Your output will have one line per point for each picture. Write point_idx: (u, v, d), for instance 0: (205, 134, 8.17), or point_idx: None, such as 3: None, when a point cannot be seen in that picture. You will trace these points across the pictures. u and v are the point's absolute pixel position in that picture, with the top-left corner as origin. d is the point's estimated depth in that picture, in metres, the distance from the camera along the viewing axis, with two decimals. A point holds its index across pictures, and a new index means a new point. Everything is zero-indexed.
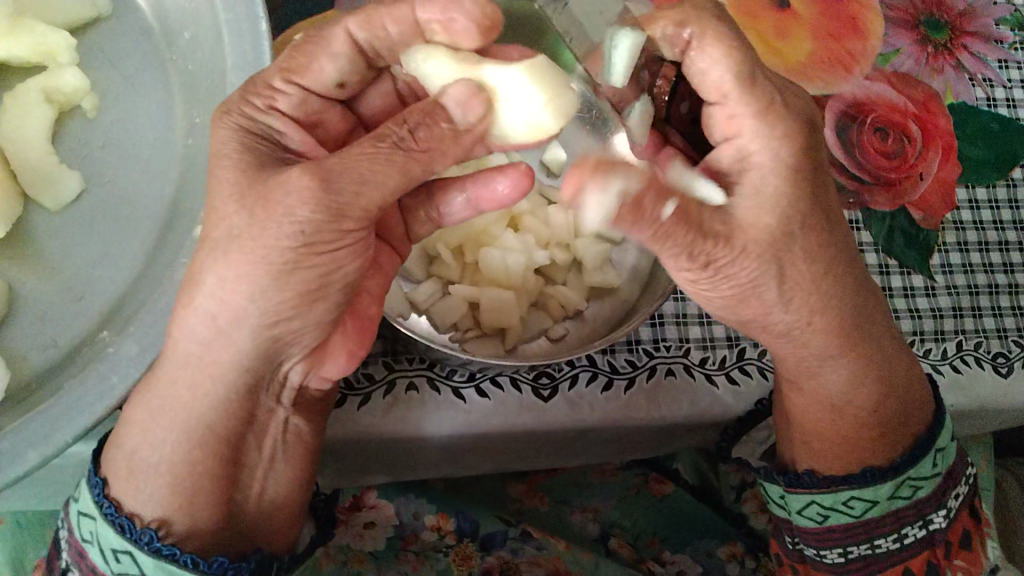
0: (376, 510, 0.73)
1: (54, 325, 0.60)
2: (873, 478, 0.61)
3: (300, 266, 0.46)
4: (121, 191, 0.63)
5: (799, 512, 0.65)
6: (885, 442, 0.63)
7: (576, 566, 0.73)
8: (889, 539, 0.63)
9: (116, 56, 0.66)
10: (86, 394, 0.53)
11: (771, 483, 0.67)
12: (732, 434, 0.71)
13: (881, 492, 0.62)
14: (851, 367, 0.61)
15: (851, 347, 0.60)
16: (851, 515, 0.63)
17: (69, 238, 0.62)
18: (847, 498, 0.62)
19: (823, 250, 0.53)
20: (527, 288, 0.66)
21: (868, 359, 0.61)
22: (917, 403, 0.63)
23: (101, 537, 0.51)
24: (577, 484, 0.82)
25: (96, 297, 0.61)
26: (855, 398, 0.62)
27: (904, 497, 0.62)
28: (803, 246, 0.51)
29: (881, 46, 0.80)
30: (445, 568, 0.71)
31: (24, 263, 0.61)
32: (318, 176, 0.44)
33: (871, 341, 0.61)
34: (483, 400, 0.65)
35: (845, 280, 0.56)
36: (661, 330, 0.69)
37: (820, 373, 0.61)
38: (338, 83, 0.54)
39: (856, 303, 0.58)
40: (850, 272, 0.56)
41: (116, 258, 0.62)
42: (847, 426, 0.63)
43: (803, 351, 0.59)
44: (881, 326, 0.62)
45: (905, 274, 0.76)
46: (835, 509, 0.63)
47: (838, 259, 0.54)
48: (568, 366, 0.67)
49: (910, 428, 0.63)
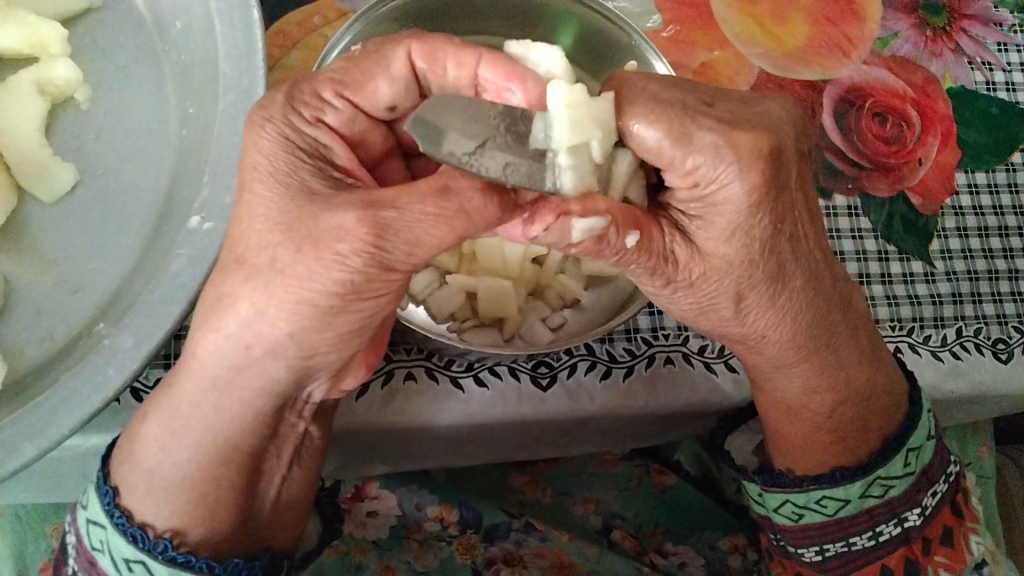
0: (379, 500, 0.74)
1: (51, 319, 0.59)
2: (842, 478, 0.62)
3: (341, 309, 0.46)
4: (114, 182, 0.63)
5: (776, 510, 0.67)
6: (847, 443, 0.64)
7: (581, 558, 0.74)
8: (864, 536, 0.64)
9: (110, 48, 0.66)
10: (82, 385, 0.52)
11: (750, 480, 0.68)
12: (730, 422, 0.73)
13: (852, 492, 0.62)
14: (807, 373, 0.61)
15: (806, 354, 0.59)
16: (823, 514, 0.64)
17: (62, 230, 0.62)
18: (819, 498, 0.63)
19: (787, 262, 0.53)
20: (525, 278, 0.66)
21: (826, 368, 0.61)
22: (881, 407, 0.63)
23: (113, 547, 0.52)
24: (577, 474, 0.84)
25: (92, 289, 0.60)
26: (814, 404, 0.62)
27: (876, 496, 0.63)
28: (761, 269, 0.52)
29: (880, 30, 0.79)
30: (448, 555, 0.72)
31: (19, 254, 0.61)
32: (375, 229, 0.43)
33: (833, 349, 0.60)
34: (482, 390, 0.65)
35: (804, 291, 0.56)
36: (660, 319, 0.69)
37: (778, 379, 0.62)
38: (390, 106, 0.53)
39: (813, 311, 0.57)
40: (811, 280, 0.56)
41: (111, 251, 0.61)
42: (807, 430, 0.64)
43: (757, 355, 0.60)
44: (844, 334, 0.60)
45: (904, 260, 0.75)
46: (809, 508, 0.64)
47: (800, 267, 0.55)
48: (567, 355, 0.66)
49: (873, 432, 0.63)
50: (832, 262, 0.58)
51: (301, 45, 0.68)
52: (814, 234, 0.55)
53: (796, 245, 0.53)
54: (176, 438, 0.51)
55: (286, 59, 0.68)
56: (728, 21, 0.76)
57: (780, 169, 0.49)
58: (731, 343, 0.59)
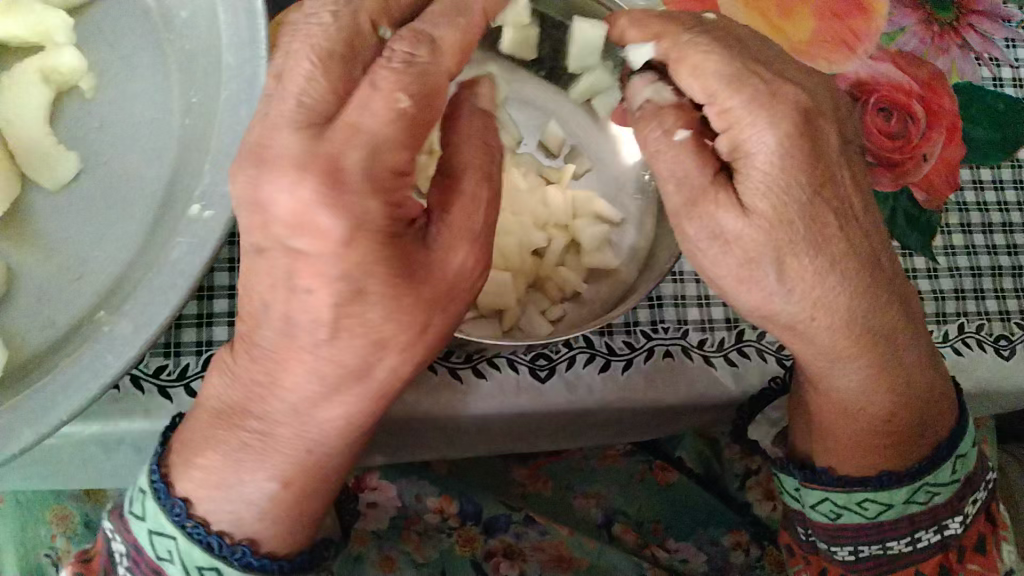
0: (379, 491, 0.75)
1: (54, 305, 0.60)
2: (888, 483, 0.61)
3: (387, 339, 0.46)
4: (117, 171, 0.63)
5: (812, 507, 0.65)
6: (899, 447, 0.62)
7: (580, 551, 0.76)
8: (901, 541, 0.63)
9: (114, 37, 0.66)
10: (81, 372, 0.52)
11: (788, 475, 0.66)
12: (747, 413, 0.69)
13: (896, 496, 0.62)
14: (864, 371, 0.59)
15: (864, 351, 0.57)
16: (864, 516, 0.63)
17: (66, 218, 0.62)
18: (861, 499, 0.62)
19: (840, 246, 0.53)
20: (523, 270, 0.66)
21: (883, 366, 0.59)
22: (934, 411, 0.62)
23: (184, 555, 0.51)
24: (582, 468, 0.84)
25: (96, 277, 0.60)
26: (868, 406, 0.61)
27: (920, 502, 0.62)
28: (807, 240, 0.52)
29: (886, 25, 0.79)
30: (448, 548, 0.74)
31: (24, 242, 0.61)
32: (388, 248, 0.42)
33: (892, 346, 0.58)
34: (480, 381, 0.65)
35: (862, 283, 0.55)
36: (660, 312, 0.69)
37: (831, 376, 0.60)
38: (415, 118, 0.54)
39: (866, 303, 0.55)
40: (868, 272, 0.55)
41: (115, 239, 0.61)
42: (859, 433, 0.62)
43: (812, 349, 0.57)
44: (902, 332, 0.59)
45: (906, 255, 0.75)
46: (849, 509, 0.63)
47: (840, 247, 0.53)
48: (566, 348, 0.66)
49: (926, 437, 0.62)
50: (887, 250, 0.57)
51: None
52: (850, 209, 0.54)
53: (834, 225, 0.53)
54: (243, 420, 0.50)
55: None
56: (734, 15, 0.76)
57: (812, 136, 0.52)
58: (780, 330, 0.57)
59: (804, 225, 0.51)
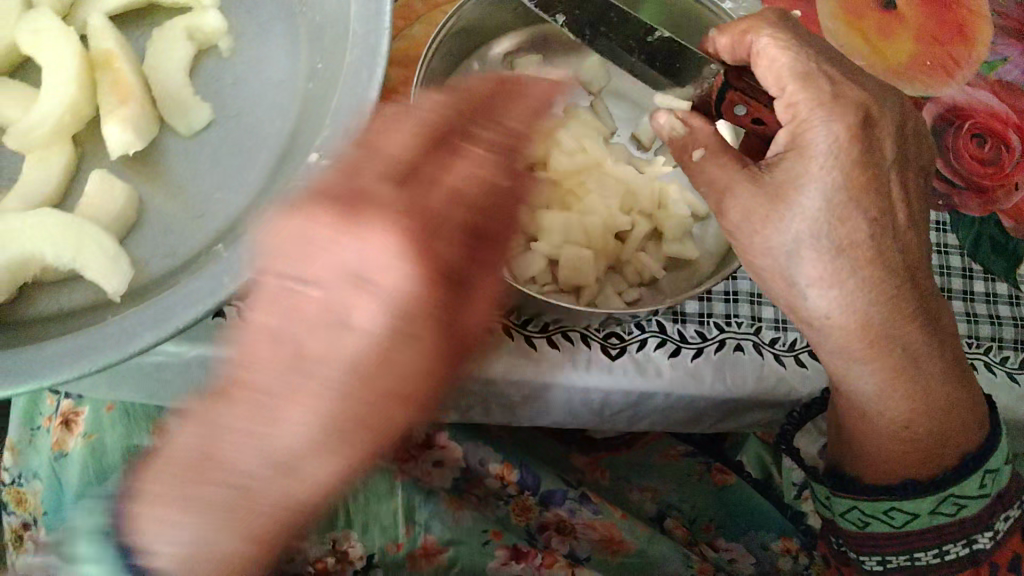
0: (447, 449, 0.78)
1: (177, 237, 0.66)
2: (912, 492, 0.64)
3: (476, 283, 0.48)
4: (244, 124, 0.69)
5: (843, 515, 0.69)
6: (924, 457, 0.64)
7: (631, 535, 0.78)
8: (929, 552, 0.66)
9: (251, 5, 0.73)
10: (197, 290, 0.58)
11: (819, 484, 0.71)
12: (798, 417, 0.70)
13: (922, 507, 0.64)
14: (888, 381, 0.62)
15: (887, 361, 0.60)
16: (891, 525, 0.66)
17: (194, 161, 0.68)
18: (888, 509, 0.66)
19: (881, 254, 0.57)
20: (606, 250, 0.68)
21: (906, 377, 0.62)
22: (960, 423, 0.64)
23: None
24: (640, 464, 0.88)
25: (216, 216, 0.66)
26: (891, 415, 0.63)
27: (946, 513, 0.64)
28: (851, 244, 0.56)
29: (988, 54, 0.80)
30: (504, 514, 0.77)
31: (156, 179, 0.67)
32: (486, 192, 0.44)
33: (915, 358, 0.61)
34: (553, 351, 0.68)
35: (894, 295, 0.58)
36: (735, 307, 0.71)
37: (853, 386, 0.63)
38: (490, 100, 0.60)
39: (894, 313, 0.58)
40: (898, 283, 0.58)
41: (236, 185, 0.67)
42: (885, 441, 0.65)
43: (840, 356, 0.61)
44: (926, 343, 0.61)
45: (989, 280, 0.74)
46: (877, 518, 0.66)
47: (876, 260, 0.57)
48: (639, 330, 0.69)
49: (953, 447, 0.64)
50: (919, 265, 0.60)
51: (422, 20, 0.74)
52: (892, 222, 0.57)
53: (866, 233, 0.56)
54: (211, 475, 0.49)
55: (409, 31, 0.73)
56: (835, 33, 0.79)
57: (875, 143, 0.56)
58: (814, 335, 0.61)
59: (864, 225, 0.56)
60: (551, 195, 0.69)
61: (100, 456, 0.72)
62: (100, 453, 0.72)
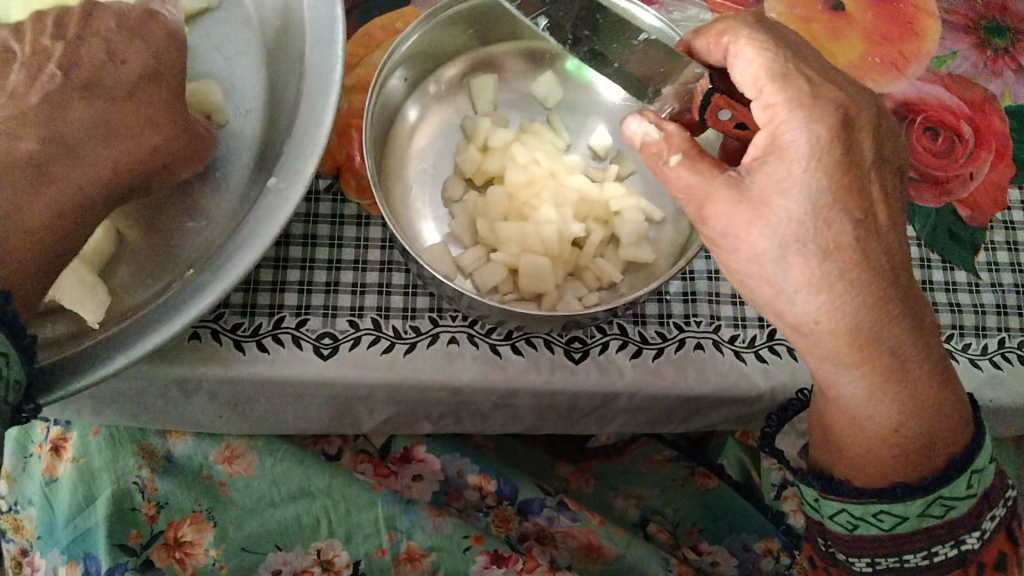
0: (424, 463, 0.84)
1: (148, 265, 0.67)
2: (902, 495, 0.62)
3: None
4: (214, 155, 0.72)
5: (831, 518, 0.66)
6: (912, 458, 0.62)
7: (609, 541, 0.79)
8: (919, 555, 0.64)
9: (219, 44, 0.76)
10: (166, 312, 0.59)
11: (806, 485, 0.68)
12: (775, 421, 0.72)
13: (911, 509, 0.62)
14: (871, 380, 0.59)
15: (870, 361, 0.58)
16: (880, 527, 0.64)
17: (163, 192, 0.70)
18: (876, 511, 0.63)
19: (855, 250, 0.54)
20: (563, 257, 0.70)
21: (890, 376, 0.59)
22: (947, 424, 0.61)
23: None
24: (627, 472, 0.89)
25: (187, 244, 0.68)
26: (877, 415, 0.61)
27: (935, 515, 0.62)
28: (813, 239, 0.54)
29: (937, 49, 0.82)
30: (484, 525, 0.81)
31: (124, 209, 0.69)
32: None
33: (902, 358, 0.58)
34: (517, 356, 0.70)
35: (869, 291, 0.55)
36: (693, 306, 0.73)
37: (837, 384, 0.60)
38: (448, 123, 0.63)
39: (878, 313, 0.56)
40: (872, 277, 0.55)
41: (207, 213, 0.70)
42: (870, 442, 0.63)
43: (819, 353, 0.58)
44: (911, 340, 0.58)
45: (947, 268, 0.76)
46: (865, 520, 0.64)
47: (849, 257, 0.54)
48: (600, 333, 0.71)
49: (940, 448, 0.62)
50: (898, 258, 0.56)
51: (383, 46, 0.77)
52: (875, 230, 0.55)
53: (850, 236, 0.54)
54: None
55: (369, 58, 0.76)
56: None
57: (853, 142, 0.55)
58: (787, 329, 0.59)
59: (831, 226, 0.54)
60: (509, 208, 0.72)
61: (89, 480, 0.75)
62: (88, 477, 0.75)
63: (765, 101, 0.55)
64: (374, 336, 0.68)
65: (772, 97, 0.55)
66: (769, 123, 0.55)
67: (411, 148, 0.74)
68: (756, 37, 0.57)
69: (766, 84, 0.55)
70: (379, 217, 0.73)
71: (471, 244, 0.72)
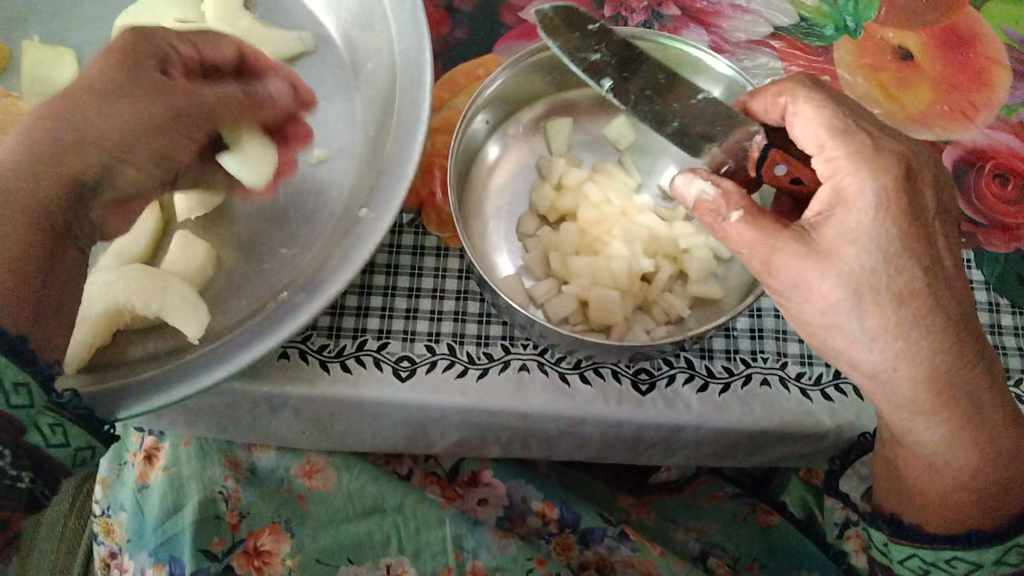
0: (489, 488, 0.87)
1: (244, 289, 0.73)
2: (977, 543, 0.62)
3: None
4: (308, 189, 0.77)
5: (901, 563, 0.68)
6: (989, 506, 0.62)
7: (669, 573, 0.79)
8: None
9: (315, 85, 0.82)
10: (263, 327, 0.63)
11: (876, 529, 0.69)
12: (840, 462, 0.75)
13: (986, 557, 0.63)
14: (948, 426, 0.60)
15: (947, 405, 0.59)
16: (953, 574, 0.65)
17: (260, 221, 0.76)
18: (950, 558, 0.64)
19: (921, 295, 0.56)
20: (631, 291, 0.73)
21: (967, 422, 0.60)
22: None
23: None
24: (687, 507, 0.91)
25: (280, 269, 0.73)
26: (954, 460, 0.62)
27: (1012, 564, 0.63)
28: (880, 281, 0.55)
29: (1007, 98, 0.83)
30: (546, 552, 0.82)
31: (226, 239, 0.75)
32: None
33: (977, 403, 0.60)
34: (585, 386, 0.72)
35: (945, 336, 0.57)
36: (759, 343, 0.75)
37: (913, 429, 0.62)
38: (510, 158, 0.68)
39: (953, 358, 0.58)
40: (949, 323, 0.57)
41: (300, 242, 0.75)
42: (946, 488, 0.63)
43: (897, 397, 0.60)
44: (987, 388, 0.60)
45: (1015, 313, 0.76)
46: (938, 566, 0.65)
47: (922, 304, 0.56)
48: (667, 366, 0.74)
49: (1018, 498, 0.62)
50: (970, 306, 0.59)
51: (465, 91, 0.82)
52: (944, 275, 0.57)
53: (920, 282, 0.56)
54: None
55: (453, 102, 0.82)
56: (853, 85, 0.83)
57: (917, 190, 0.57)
58: (864, 379, 0.60)
59: (894, 266, 0.55)
60: (579, 242, 0.75)
61: (179, 489, 0.80)
62: (178, 485, 0.80)
63: (828, 155, 0.57)
64: (448, 360, 0.72)
65: (836, 151, 0.57)
66: (832, 175, 0.57)
67: (489, 185, 0.78)
68: (815, 97, 0.59)
69: (828, 140, 0.57)
70: (457, 248, 0.78)
71: (543, 276, 0.75)
